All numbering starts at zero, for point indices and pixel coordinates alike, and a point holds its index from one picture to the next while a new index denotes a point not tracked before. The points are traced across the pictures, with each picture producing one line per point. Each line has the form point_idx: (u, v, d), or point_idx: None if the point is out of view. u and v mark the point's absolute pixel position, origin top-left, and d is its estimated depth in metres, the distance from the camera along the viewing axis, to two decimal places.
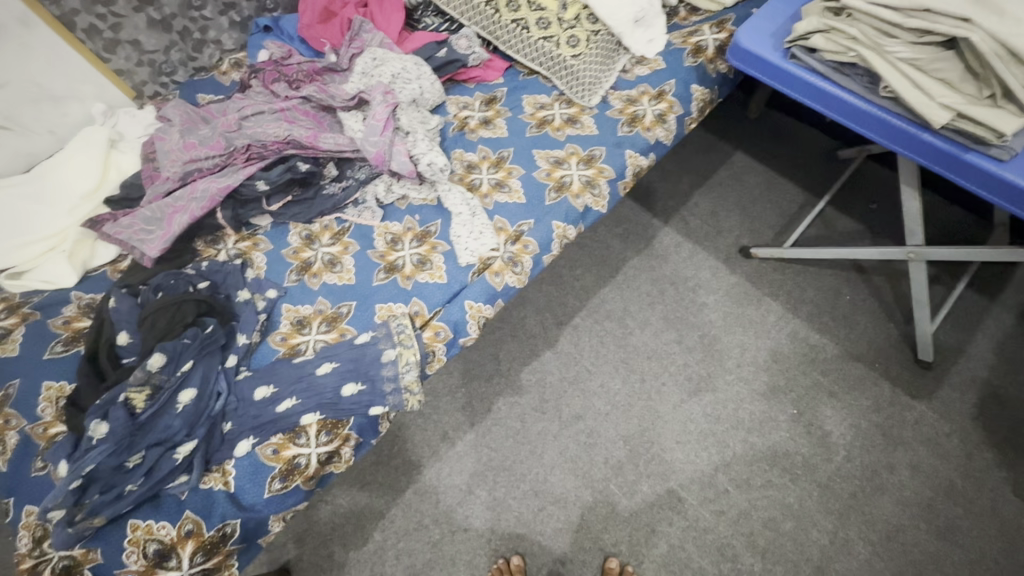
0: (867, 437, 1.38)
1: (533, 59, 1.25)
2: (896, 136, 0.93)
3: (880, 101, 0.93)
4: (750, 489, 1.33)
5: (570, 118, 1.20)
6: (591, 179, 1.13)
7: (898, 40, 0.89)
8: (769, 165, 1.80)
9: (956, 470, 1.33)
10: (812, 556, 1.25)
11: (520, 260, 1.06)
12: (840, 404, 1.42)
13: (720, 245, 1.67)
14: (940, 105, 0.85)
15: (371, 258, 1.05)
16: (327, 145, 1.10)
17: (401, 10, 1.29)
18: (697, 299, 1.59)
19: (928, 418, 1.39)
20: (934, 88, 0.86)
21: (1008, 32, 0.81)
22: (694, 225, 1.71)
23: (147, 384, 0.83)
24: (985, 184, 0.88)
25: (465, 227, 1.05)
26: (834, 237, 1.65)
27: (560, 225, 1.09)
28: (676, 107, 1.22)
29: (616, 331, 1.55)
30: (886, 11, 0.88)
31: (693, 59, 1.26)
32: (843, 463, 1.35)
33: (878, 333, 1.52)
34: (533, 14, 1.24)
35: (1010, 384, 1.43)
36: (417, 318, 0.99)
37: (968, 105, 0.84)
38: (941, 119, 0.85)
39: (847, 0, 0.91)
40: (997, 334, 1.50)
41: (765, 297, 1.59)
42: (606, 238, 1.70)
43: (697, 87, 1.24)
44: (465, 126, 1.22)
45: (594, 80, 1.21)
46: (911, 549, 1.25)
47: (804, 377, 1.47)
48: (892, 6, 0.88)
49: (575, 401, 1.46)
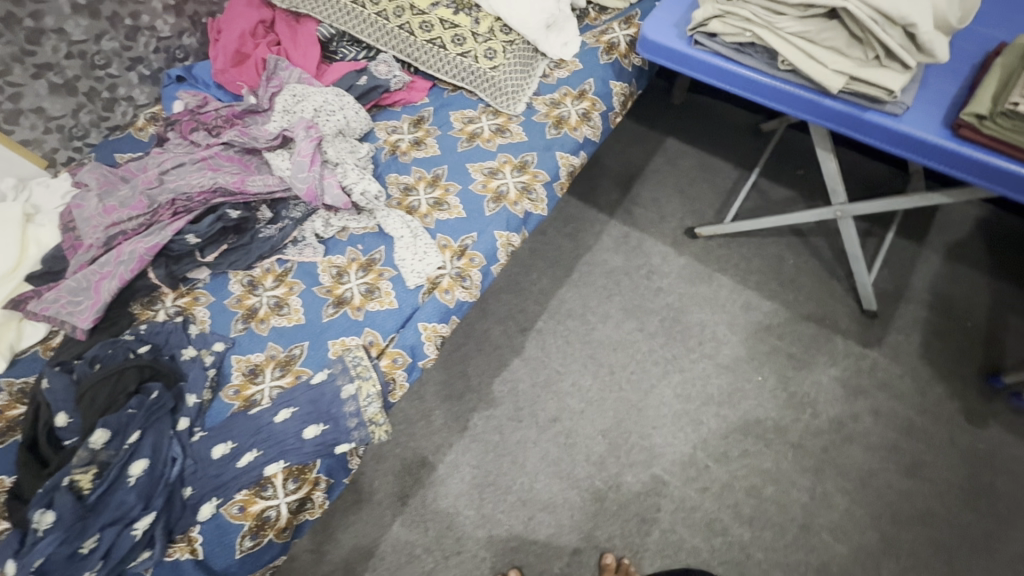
0: (828, 392, 1.44)
1: (454, 75, 1.26)
2: (802, 106, 0.99)
3: (781, 74, 0.98)
4: (729, 461, 1.37)
5: (498, 128, 1.22)
6: (527, 185, 1.14)
7: (787, 17, 0.93)
8: (700, 146, 1.87)
9: (914, 411, 1.40)
10: (796, 516, 1.31)
11: (468, 274, 1.06)
12: (799, 364, 1.49)
13: (666, 229, 1.72)
14: (833, 72, 0.92)
15: (318, 294, 1.03)
16: (256, 187, 1.08)
17: (317, 44, 1.29)
18: (652, 285, 1.63)
19: (880, 364, 1.47)
20: (826, 56, 0.92)
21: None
22: (638, 214, 1.76)
23: (92, 463, 0.79)
24: (887, 139, 0.94)
25: (409, 250, 1.05)
26: (770, 206, 1.73)
27: (503, 234, 1.10)
28: (599, 104, 1.25)
29: (580, 328, 1.57)
30: None
31: (608, 56, 1.29)
32: (810, 420, 1.41)
33: (823, 291, 1.59)
34: (448, 32, 1.27)
35: (948, 319, 1.52)
36: (373, 347, 0.98)
37: (858, 69, 0.90)
38: (837, 87, 0.91)
39: None
40: (930, 274, 1.59)
41: (715, 273, 1.64)
42: (556, 238, 1.72)
43: (616, 83, 1.28)
44: (397, 149, 1.22)
45: (516, 88, 1.24)
46: (885, 491, 1.32)
47: (762, 344, 1.52)
48: None
49: (550, 404, 1.47)
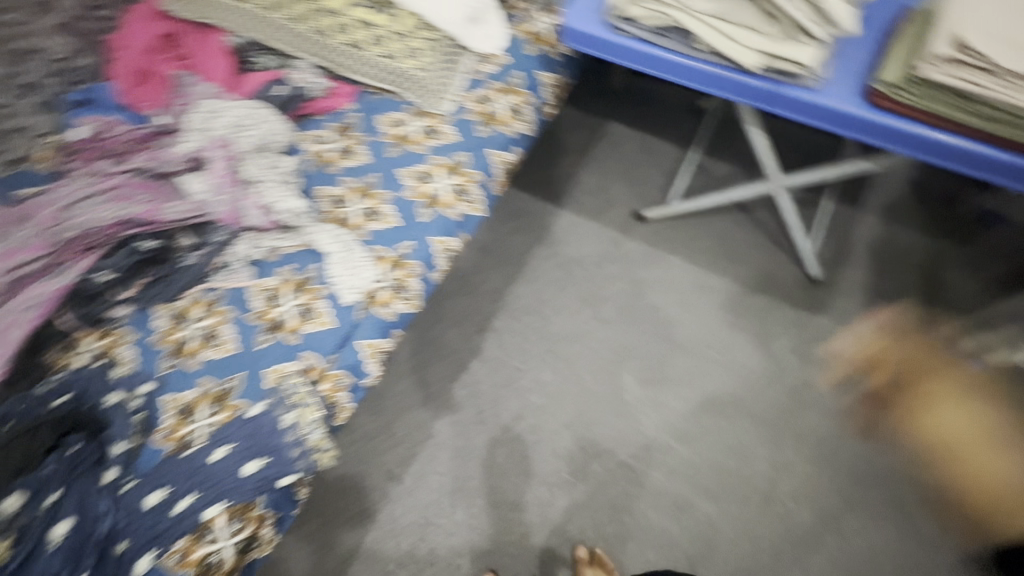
0: (781, 362, 1.48)
1: (376, 76, 1.21)
2: (725, 86, 0.96)
3: (700, 56, 0.96)
4: (692, 440, 1.40)
5: (428, 129, 1.18)
6: (461, 187, 1.12)
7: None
8: (641, 128, 1.87)
9: (862, 371, 1.46)
10: (759, 486, 1.34)
11: (406, 285, 1.03)
12: (751, 337, 1.52)
13: (615, 215, 1.72)
14: (749, 49, 0.91)
15: (251, 321, 0.98)
16: (171, 215, 1.00)
17: (226, 54, 1.21)
18: (604, 273, 1.63)
19: (827, 330, 1.51)
20: (741, 35, 0.91)
21: None
22: (586, 202, 1.75)
23: (10, 530, 0.74)
24: (810, 113, 0.93)
25: (341, 265, 1.01)
26: (713, 183, 1.75)
27: (440, 239, 1.08)
28: (530, 98, 1.23)
29: (536, 323, 1.57)
30: None
31: (534, 46, 1.26)
32: (765, 390, 1.45)
33: (769, 262, 1.62)
34: (366, 33, 1.22)
35: (888, 279, 1.57)
36: (312, 371, 0.94)
37: (775, 45, 0.90)
38: (753, 64, 0.91)
39: None
40: (868, 236, 1.63)
41: (665, 255, 1.65)
42: (505, 234, 1.70)
43: (545, 74, 1.26)
44: (324, 160, 1.17)
45: (441, 86, 1.20)
46: (840, 452, 1.37)
47: (715, 321, 1.55)
48: None
49: (512, 403, 1.46)
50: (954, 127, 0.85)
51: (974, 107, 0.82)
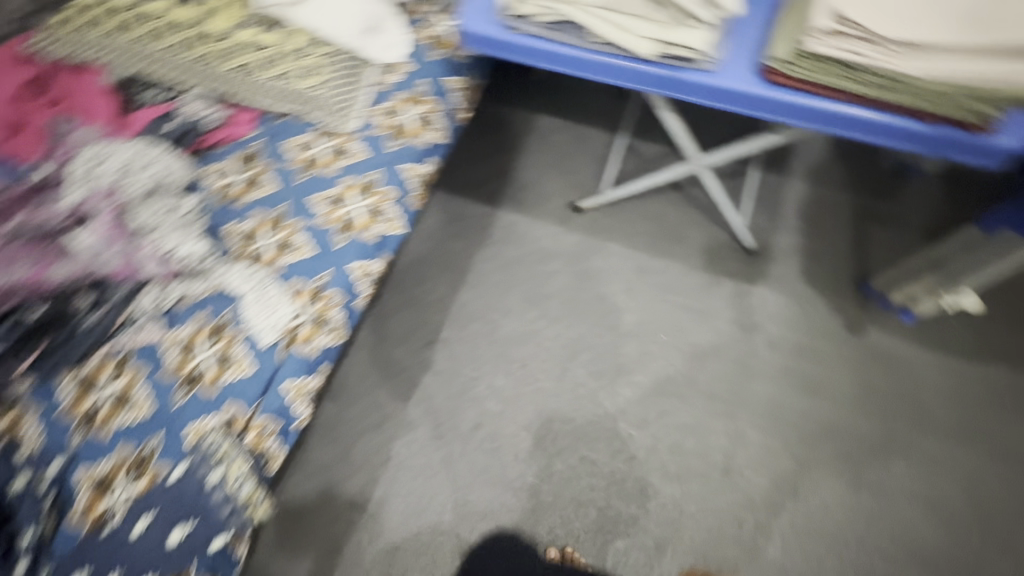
0: (726, 336, 1.51)
1: (273, 99, 1.14)
2: (624, 75, 0.95)
3: (595, 48, 0.94)
4: (649, 425, 1.41)
5: (336, 149, 1.13)
6: (375, 207, 1.09)
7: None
8: (569, 117, 1.85)
9: (804, 334, 1.50)
10: (718, 460, 1.37)
11: (328, 317, 1.02)
12: (696, 314, 1.54)
13: (552, 209, 1.71)
14: (639, 38, 0.91)
15: (165, 378, 0.91)
16: (58, 277, 0.91)
17: (107, 93, 1.13)
18: (548, 269, 1.62)
19: (768, 297, 1.55)
20: (629, 25, 0.91)
21: None
22: (522, 199, 1.73)
23: None
24: (710, 95, 0.93)
25: (254, 305, 0.96)
26: (644, 166, 1.76)
27: (360, 263, 1.06)
28: (438, 105, 1.19)
29: (485, 328, 1.55)
30: None
31: (437, 52, 1.22)
32: (714, 366, 1.47)
33: (707, 238, 1.64)
34: (258, 55, 1.15)
35: (820, 239, 1.61)
36: (235, 424, 0.92)
37: (663, 32, 0.89)
38: (647, 52, 0.90)
39: None
40: (798, 200, 1.67)
41: (605, 243, 1.65)
42: (444, 241, 1.67)
43: (452, 78, 1.23)
44: (228, 194, 1.09)
45: (346, 102, 1.14)
46: (790, 415, 1.41)
47: (661, 303, 1.56)
48: None
49: (469, 413, 1.44)
50: (845, 97, 0.85)
51: (860, 77, 0.83)
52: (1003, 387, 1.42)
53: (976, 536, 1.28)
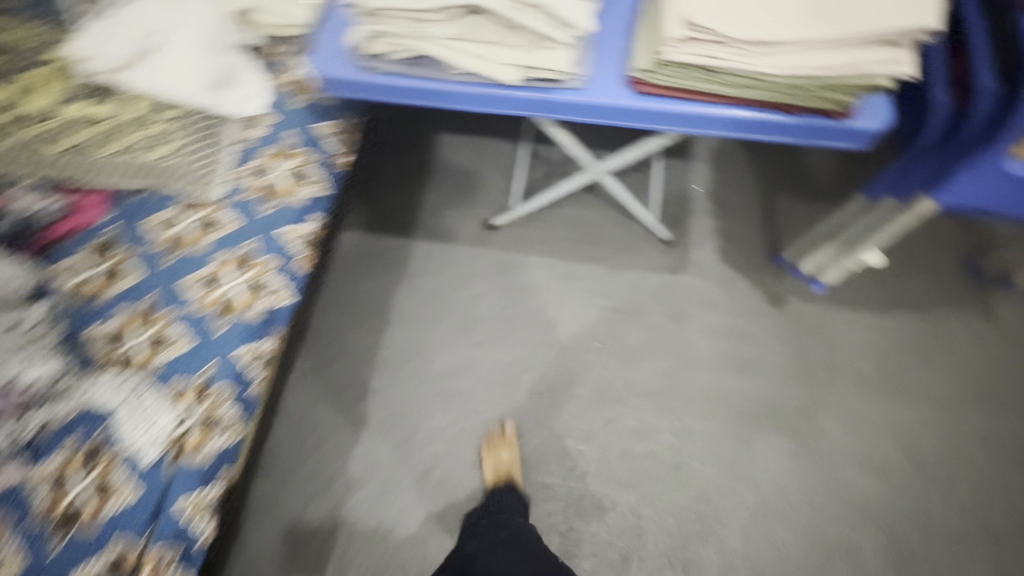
0: (658, 331, 1.51)
1: (121, 177, 1.01)
2: (495, 101, 0.90)
3: (458, 79, 0.88)
4: (597, 436, 1.40)
5: (204, 222, 1.02)
6: (256, 282, 1.00)
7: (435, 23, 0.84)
8: (470, 130, 1.78)
9: (730, 315, 1.52)
10: (669, 458, 1.38)
11: (219, 416, 0.95)
12: (626, 315, 1.53)
13: (467, 230, 1.64)
14: (503, 64, 0.85)
15: (36, 524, 0.79)
16: None
17: None
18: (472, 294, 1.57)
19: (692, 285, 1.56)
20: (488, 53, 0.84)
21: None
22: (435, 225, 1.65)
23: None
24: (584, 112, 0.89)
25: (127, 421, 0.86)
26: (553, 171, 1.72)
27: (248, 348, 0.98)
28: (311, 154, 1.11)
29: (417, 369, 1.48)
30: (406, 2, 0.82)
31: (300, 98, 1.13)
32: (651, 364, 1.47)
33: (626, 234, 1.62)
34: (95, 131, 1.02)
35: (733, 217, 1.63)
36: (125, 561, 0.82)
37: (525, 57, 0.84)
38: (514, 78, 0.85)
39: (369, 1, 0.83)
40: (706, 182, 1.68)
41: (526, 256, 1.61)
42: (361, 284, 1.58)
43: (323, 124, 1.15)
44: (85, 292, 0.94)
45: (206, 168, 1.03)
46: (730, 399, 1.43)
47: (590, 309, 1.54)
48: None
49: (415, 461, 1.38)
50: (713, 99, 0.85)
51: (725, 79, 0.81)
52: (918, 336, 1.48)
53: (912, 483, 1.35)
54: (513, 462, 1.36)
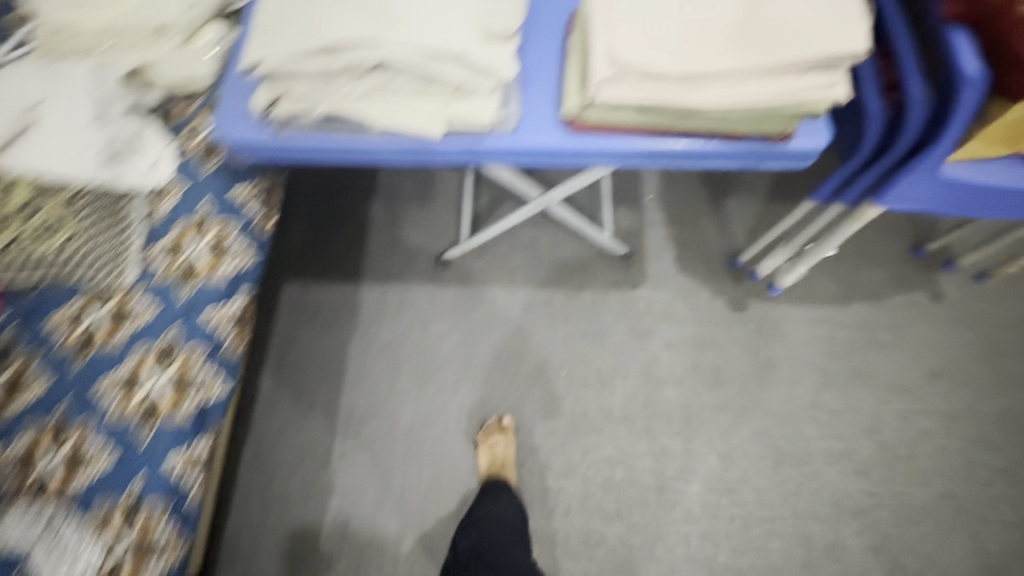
0: (626, 352, 1.48)
1: (11, 273, 0.88)
2: (421, 154, 0.84)
3: (379, 135, 0.82)
4: (577, 469, 1.36)
5: (115, 314, 0.90)
6: (182, 378, 0.91)
7: (344, 80, 0.75)
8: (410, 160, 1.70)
9: (694, 326, 1.51)
10: (652, 482, 1.35)
11: (155, 537, 0.84)
12: (592, 339, 1.49)
13: (419, 268, 1.57)
14: (428, 116, 0.77)
15: None
16: None
17: None
18: (432, 335, 1.50)
19: (654, 299, 1.53)
20: (408, 107, 0.77)
21: (419, 36, 0.71)
22: (384, 266, 1.57)
23: None
24: (518, 156, 0.85)
25: (45, 560, 0.77)
26: (501, 195, 1.66)
27: (180, 454, 0.89)
28: (229, 224, 1.00)
29: (382, 424, 1.41)
30: (307, 62, 0.73)
31: (210, 163, 1.02)
32: (622, 387, 1.44)
33: (582, 254, 1.58)
34: None
35: (687, 225, 1.61)
36: None
37: (449, 107, 0.77)
38: (442, 127, 0.77)
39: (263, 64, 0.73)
40: (656, 191, 1.66)
41: (484, 289, 1.55)
42: (312, 339, 1.49)
43: (238, 187, 1.04)
44: None
45: (114, 253, 0.92)
46: (705, 413, 1.41)
47: (555, 336, 1.50)
48: (307, 55, 0.72)
49: (390, 522, 1.33)
50: (646, 131, 0.83)
51: (657, 115, 0.78)
52: (875, 325, 1.50)
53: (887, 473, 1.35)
54: (509, 453, 1.36)
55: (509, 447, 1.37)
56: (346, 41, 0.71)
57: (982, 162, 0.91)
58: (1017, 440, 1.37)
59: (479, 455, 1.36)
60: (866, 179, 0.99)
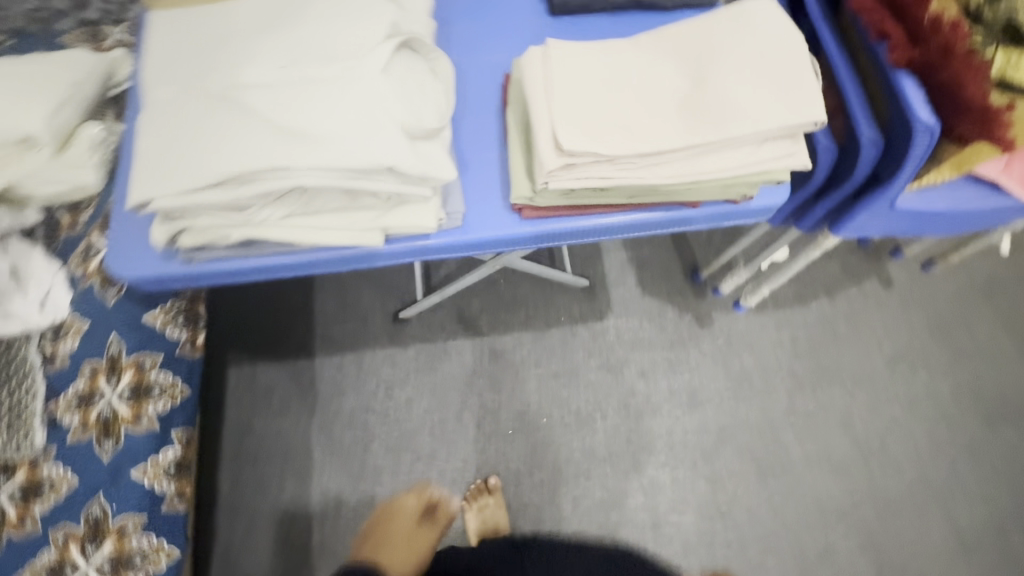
0: (601, 386, 1.44)
1: None
2: (362, 260, 0.75)
3: (310, 249, 0.72)
4: (570, 519, 1.33)
5: (23, 491, 0.77)
6: (117, 556, 0.77)
7: (256, 206, 0.65)
8: None
9: (665, 349, 1.48)
10: (645, 518, 1.34)
11: None
12: (566, 378, 1.45)
13: (374, 330, 1.47)
14: (362, 229, 0.69)
15: None
16: None
17: None
18: (399, 401, 1.41)
19: (621, 326, 1.50)
20: (338, 222, 0.68)
21: (334, 156, 0.62)
22: (336, 333, 1.46)
23: None
24: (470, 248, 0.78)
25: None
26: None
27: None
28: (147, 358, 0.86)
29: (360, 507, 1.32)
30: (207, 195, 0.62)
31: (113, 290, 0.87)
32: (603, 424, 1.41)
33: (543, 290, 1.52)
34: None
35: (643, 244, 1.58)
36: None
37: (385, 216, 0.69)
38: (382, 236, 0.70)
39: (154, 203, 0.62)
40: None
41: (447, 342, 1.47)
42: (269, 427, 1.37)
43: (151, 314, 0.88)
44: None
45: (10, 416, 0.79)
46: (687, 436, 1.41)
47: (528, 382, 1.44)
48: (206, 188, 0.62)
49: None
50: (603, 207, 0.76)
51: (613, 194, 0.73)
52: (835, 319, 1.52)
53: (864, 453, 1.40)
54: (499, 515, 1.30)
55: (500, 509, 1.30)
56: (248, 170, 0.61)
57: (926, 188, 0.90)
58: (972, 414, 1.44)
59: (468, 522, 1.29)
60: (822, 209, 0.96)
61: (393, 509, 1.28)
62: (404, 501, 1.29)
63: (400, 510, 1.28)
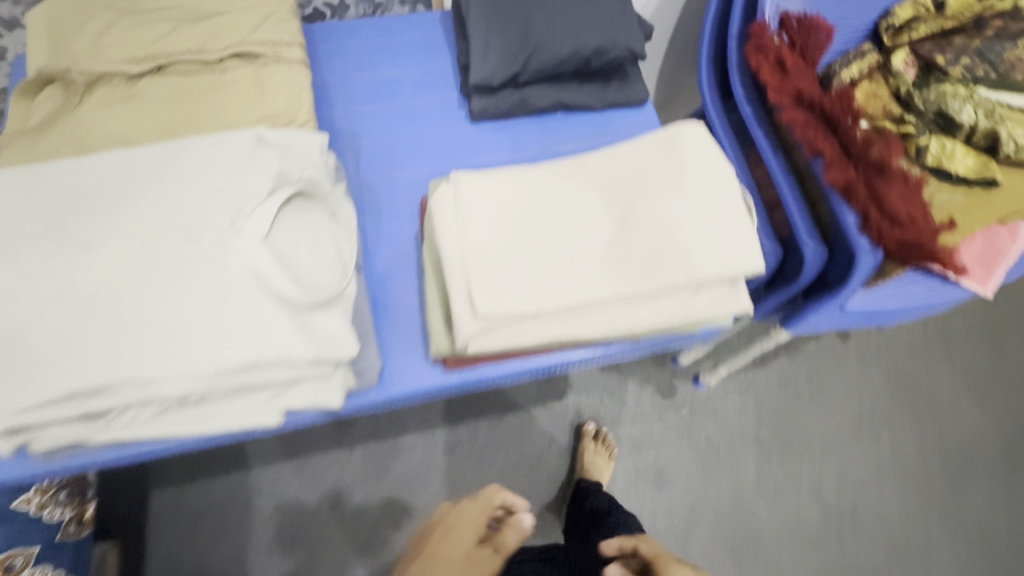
0: (564, 473, 1.36)
1: None
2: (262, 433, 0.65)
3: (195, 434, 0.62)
4: None
5: None
6: None
7: (119, 412, 0.55)
8: None
9: (629, 426, 1.41)
10: None
11: None
12: (527, 467, 1.36)
13: (316, 431, 1.35)
14: (256, 411, 0.58)
15: None
16: None
17: None
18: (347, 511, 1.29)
19: (582, 405, 1.42)
20: (222, 411, 0.57)
21: (209, 357, 0.52)
22: (273, 439, 1.33)
23: None
24: (390, 404, 0.69)
25: None
26: None
27: None
28: (19, 556, 0.71)
29: None
30: (53, 414, 0.52)
31: None
32: None
33: None
34: None
35: None
36: None
37: (282, 396, 0.59)
38: (280, 417, 0.58)
39: None
40: None
41: (397, 439, 1.36)
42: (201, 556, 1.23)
43: (23, 497, 0.74)
44: None
45: None
46: (657, 521, 1.34)
47: (487, 476, 1.34)
48: (50, 407, 0.51)
49: None
50: (536, 351, 0.69)
51: (544, 346, 0.65)
52: (797, 380, 1.48)
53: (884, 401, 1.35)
54: None
55: None
56: (101, 385, 0.51)
57: (878, 286, 0.85)
58: (936, 470, 1.43)
59: None
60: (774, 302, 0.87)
61: (449, 522, 0.88)
62: (465, 514, 0.89)
63: (456, 526, 0.87)
